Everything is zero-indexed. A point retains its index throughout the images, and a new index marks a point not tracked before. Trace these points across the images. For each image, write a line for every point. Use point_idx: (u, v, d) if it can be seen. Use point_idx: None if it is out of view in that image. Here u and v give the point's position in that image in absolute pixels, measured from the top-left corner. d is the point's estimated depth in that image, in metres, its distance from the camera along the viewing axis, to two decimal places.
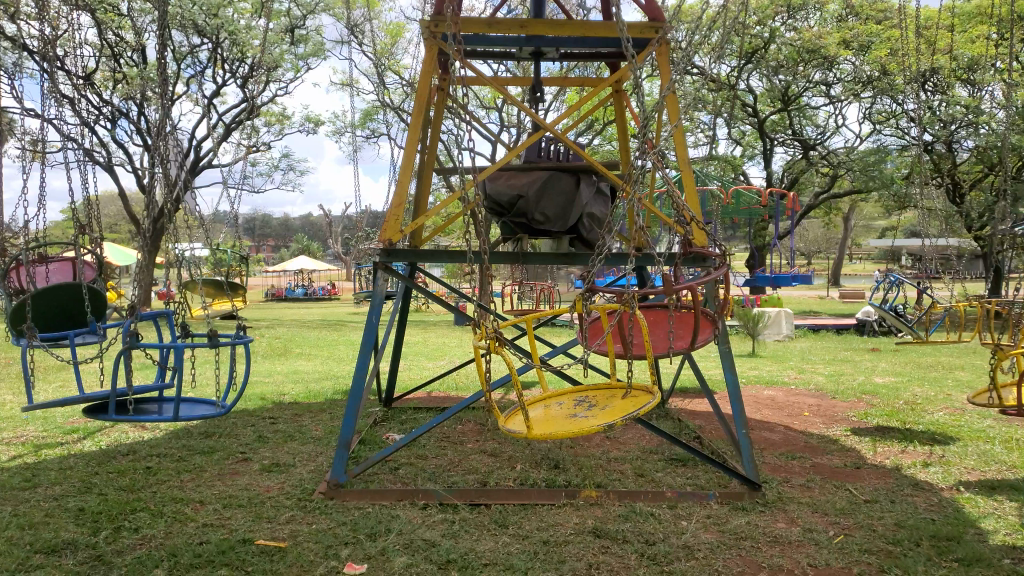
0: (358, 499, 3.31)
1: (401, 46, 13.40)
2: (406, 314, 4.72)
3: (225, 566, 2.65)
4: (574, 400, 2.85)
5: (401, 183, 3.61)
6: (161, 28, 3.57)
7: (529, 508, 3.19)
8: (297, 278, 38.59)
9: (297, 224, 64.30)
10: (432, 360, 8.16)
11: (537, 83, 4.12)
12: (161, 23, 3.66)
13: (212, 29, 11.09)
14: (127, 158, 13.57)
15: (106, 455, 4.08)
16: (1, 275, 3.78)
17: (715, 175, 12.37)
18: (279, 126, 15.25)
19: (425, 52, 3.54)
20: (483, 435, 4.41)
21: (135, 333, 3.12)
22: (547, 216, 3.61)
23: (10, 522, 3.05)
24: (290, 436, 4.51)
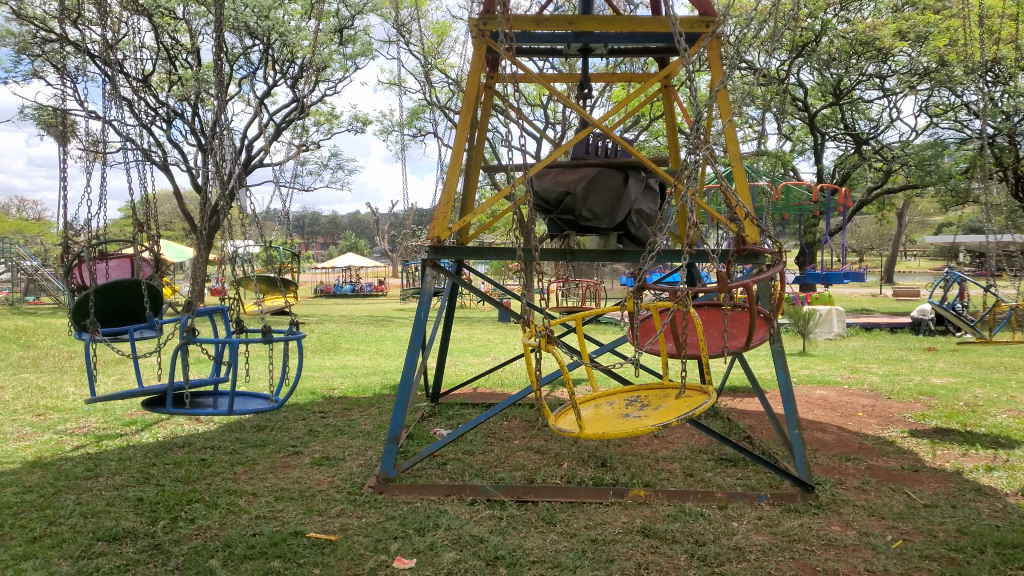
0: (407, 494, 3.34)
1: (446, 44, 13.44)
2: (453, 310, 4.71)
3: (277, 557, 2.70)
4: (626, 400, 2.81)
5: (448, 181, 3.62)
6: (217, 31, 3.66)
7: (577, 506, 3.18)
8: (344, 275, 39.11)
9: (344, 222, 65.11)
10: (478, 357, 8.20)
11: (586, 80, 4.09)
12: (217, 25, 3.74)
13: (264, 31, 11.30)
14: (182, 158, 13.92)
15: (163, 447, 4.19)
16: (65, 273, 3.91)
17: (764, 171, 12.12)
18: (328, 125, 15.46)
19: (474, 51, 3.54)
20: (530, 432, 4.40)
21: (191, 328, 3.18)
22: (595, 213, 3.57)
23: (73, 510, 3.16)
24: (340, 430, 4.58)
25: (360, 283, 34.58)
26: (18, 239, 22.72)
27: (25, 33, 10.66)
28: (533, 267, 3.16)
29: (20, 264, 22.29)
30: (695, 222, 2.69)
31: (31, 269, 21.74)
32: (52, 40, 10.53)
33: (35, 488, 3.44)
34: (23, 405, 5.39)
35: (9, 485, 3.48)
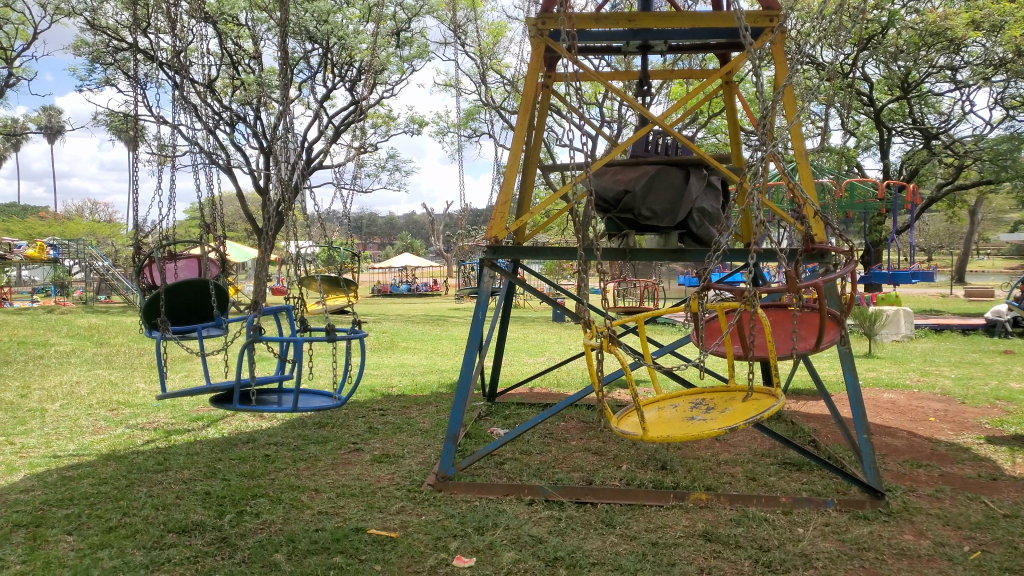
0: (466, 492, 3.36)
1: (501, 44, 13.48)
2: (510, 310, 4.70)
3: (340, 553, 2.74)
4: (690, 403, 2.76)
5: (506, 178, 3.60)
6: (281, 37, 3.77)
7: (637, 508, 3.14)
8: (401, 275, 39.60)
9: (400, 223, 66.00)
10: (533, 357, 8.20)
11: (644, 78, 4.03)
12: (281, 31, 3.86)
13: (323, 35, 11.51)
14: (245, 161, 14.31)
15: (229, 442, 4.30)
16: (137, 273, 4.05)
17: (828, 167, 11.82)
18: (385, 127, 15.67)
19: (532, 49, 3.53)
20: (587, 432, 4.38)
21: (258, 326, 3.25)
22: (655, 211, 3.52)
23: (145, 502, 3.27)
24: (400, 427, 4.63)
25: (416, 283, 34.95)
26: (91, 240, 23.69)
27: (98, 42, 11.10)
28: (595, 267, 3.14)
29: (93, 264, 23.23)
30: (759, 220, 2.64)
31: (102, 270, 22.69)
32: (124, 48, 10.95)
33: (110, 480, 3.57)
34: (98, 400, 5.61)
35: (86, 477, 3.63)
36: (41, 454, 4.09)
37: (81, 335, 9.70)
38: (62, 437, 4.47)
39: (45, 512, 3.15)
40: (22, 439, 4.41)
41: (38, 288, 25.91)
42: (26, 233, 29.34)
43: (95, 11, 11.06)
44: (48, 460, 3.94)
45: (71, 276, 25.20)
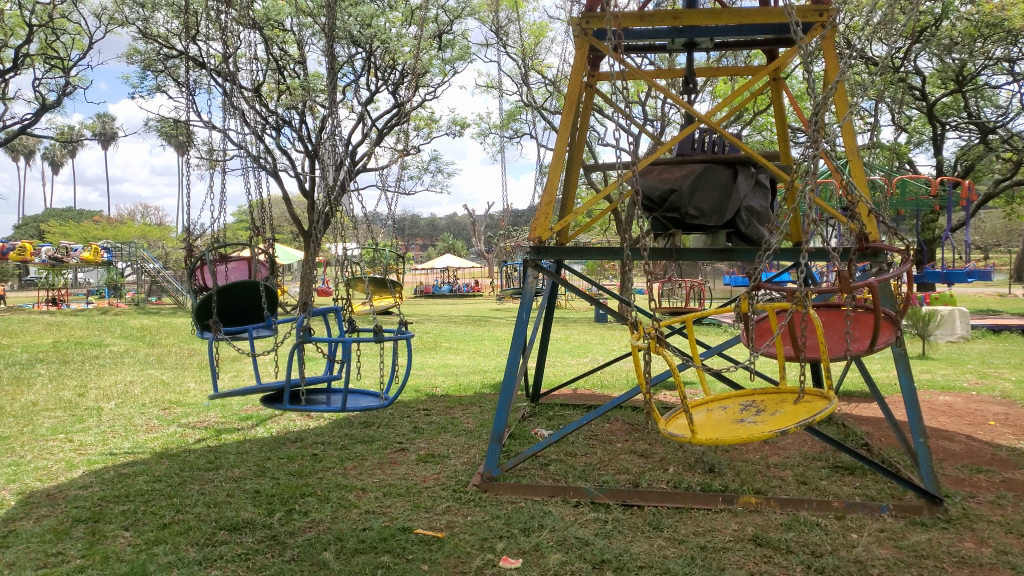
0: (511, 493, 3.36)
1: (543, 45, 13.46)
2: (553, 311, 4.68)
3: (387, 553, 2.76)
4: (740, 405, 2.72)
5: (550, 179, 3.59)
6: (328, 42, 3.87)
7: (685, 511, 3.10)
8: (444, 276, 39.86)
9: (442, 225, 66.44)
10: (576, 357, 8.16)
11: (689, 76, 3.98)
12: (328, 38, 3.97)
13: (366, 39, 11.64)
14: (290, 164, 14.57)
15: (277, 441, 4.37)
16: (190, 275, 4.14)
17: (878, 164, 11.54)
18: (427, 129, 15.77)
19: (576, 49, 3.51)
20: (633, 434, 4.34)
21: (308, 327, 3.29)
22: (703, 211, 3.47)
23: (198, 500, 3.34)
24: (444, 428, 4.65)
25: (458, 283, 35.14)
26: (143, 244, 24.33)
27: (150, 50, 11.42)
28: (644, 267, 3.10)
29: (145, 267, 23.87)
30: (810, 219, 2.58)
31: (154, 272, 23.32)
32: (175, 56, 11.21)
33: (164, 478, 3.66)
34: (151, 399, 5.75)
35: (141, 474, 3.72)
36: (98, 451, 4.21)
37: (134, 335, 9.97)
38: (118, 435, 4.58)
39: (103, 508, 3.23)
40: (80, 437, 4.54)
41: (94, 290, 26.72)
42: (82, 237, 30.33)
43: (147, 20, 11.35)
44: (105, 457, 4.05)
45: (124, 279, 25.91)
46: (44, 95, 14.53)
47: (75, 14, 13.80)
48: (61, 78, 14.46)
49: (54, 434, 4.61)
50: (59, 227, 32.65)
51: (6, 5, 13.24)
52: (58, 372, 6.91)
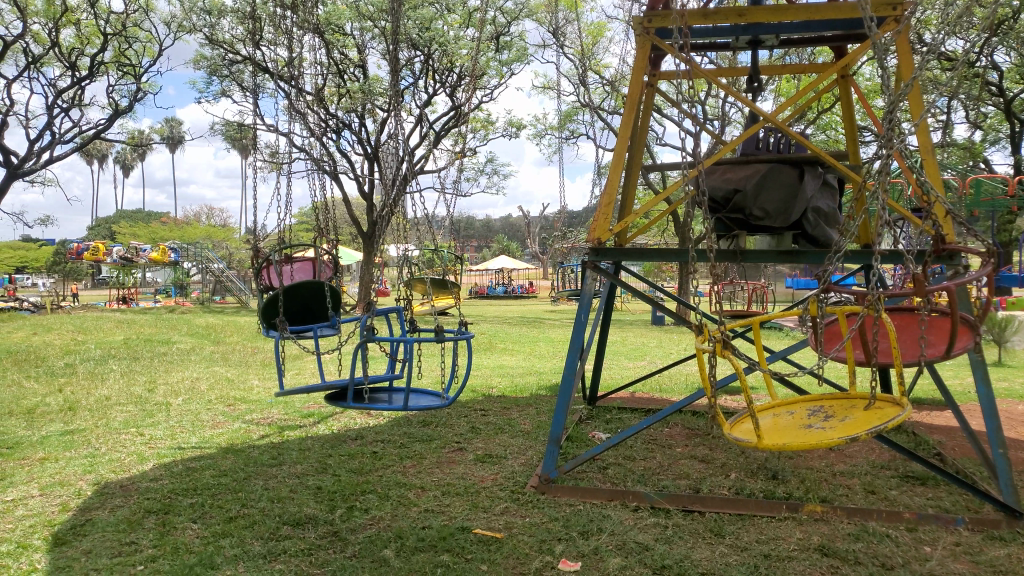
0: (569, 496, 3.33)
1: (600, 45, 13.38)
2: (611, 314, 4.63)
3: (446, 552, 2.78)
4: (807, 410, 2.65)
5: (610, 179, 3.56)
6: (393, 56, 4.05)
7: (747, 518, 3.04)
8: (499, 277, 40.03)
9: (496, 226, 66.78)
10: (633, 360, 8.10)
11: (754, 75, 3.89)
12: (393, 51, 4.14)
13: (425, 42, 11.77)
14: (349, 166, 14.84)
15: (338, 438, 4.45)
16: (257, 276, 4.24)
17: (950, 163, 11.11)
18: (484, 131, 15.86)
19: (638, 48, 3.47)
20: (694, 439, 4.28)
21: (371, 327, 3.33)
22: (768, 211, 3.39)
23: (262, 494, 3.41)
24: (501, 428, 4.66)
25: (512, 283, 35.25)
26: (208, 244, 25.09)
27: (217, 56, 11.78)
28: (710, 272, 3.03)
29: (210, 267, 24.59)
30: (883, 220, 2.47)
31: (218, 272, 24.04)
32: (240, 61, 11.55)
33: (230, 472, 3.75)
34: (216, 395, 5.92)
35: (208, 468, 3.83)
36: (167, 445, 4.35)
37: (201, 333, 10.29)
38: (185, 430, 4.73)
39: (172, 500, 3.34)
40: (150, 431, 4.70)
41: (161, 289, 27.68)
42: (151, 237, 31.50)
43: (214, 26, 11.69)
44: (173, 451, 4.18)
45: (191, 278, 26.78)
46: (116, 101, 15.10)
47: (147, 22, 14.32)
48: (133, 84, 15.00)
49: (126, 428, 4.79)
50: (130, 227, 33.91)
51: (82, 14, 13.82)
52: (129, 368, 7.18)
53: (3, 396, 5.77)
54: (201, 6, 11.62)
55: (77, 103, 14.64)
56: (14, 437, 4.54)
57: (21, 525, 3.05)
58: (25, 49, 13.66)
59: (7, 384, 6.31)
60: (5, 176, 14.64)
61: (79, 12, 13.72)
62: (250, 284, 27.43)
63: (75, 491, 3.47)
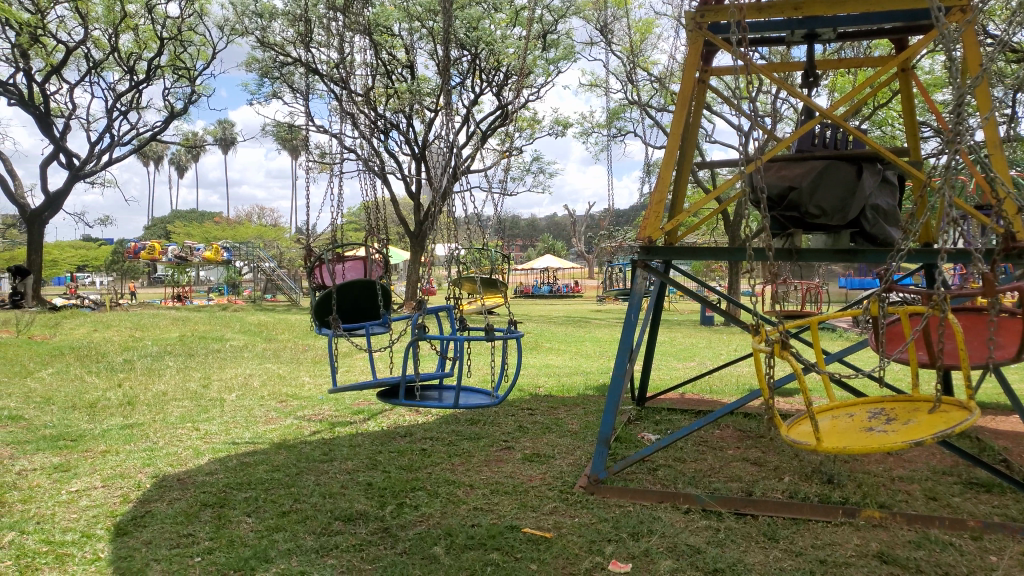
0: (619, 497, 3.30)
1: (648, 42, 13.25)
2: (660, 314, 4.57)
3: (496, 550, 2.78)
4: (868, 413, 2.57)
5: (660, 178, 3.51)
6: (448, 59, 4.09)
7: (802, 523, 2.97)
8: (545, 276, 40.03)
9: (541, 226, 66.79)
10: (682, 361, 8.00)
11: (811, 68, 3.78)
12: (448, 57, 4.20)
13: (472, 42, 11.79)
14: (397, 166, 15.00)
15: (388, 436, 4.49)
16: (309, 274, 4.30)
17: (1015, 158, 10.70)
18: (530, 130, 15.86)
19: (690, 45, 3.43)
20: (746, 442, 4.20)
21: (422, 326, 3.35)
22: (825, 209, 3.30)
23: (314, 490, 3.46)
24: (549, 428, 4.65)
25: (557, 283, 35.22)
26: (259, 244, 25.62)
27: (268, 59, 12.04)
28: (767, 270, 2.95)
29: (261, 265, 25.09)
30: (948, 218, 2.39)
31: (268, 270, 24.56)
32: (290, 63, 11.77)
33: (282, 468, 3.82)
34: (268, 391, 6.03)
35: (262, 463, 3.90)
36: (221, 440, 4.44)
37: (253, 330, 10.51)
38: (239, 425, 4.83)
39: (227, 494, 3.41)
40: (205, 426, 4.81)
41: (214, 287, 28.37)
42: (205, 236, 32.35)
43: (265, 29, 11.92)
44: (228, 446, 4.27)
45: (242, 277, 27.38)
46: (172, 104, 15.52)
47: (201, 27, 14.68)
48: (187, 87, 15.39)
49: (183, 422, 4.91)
50: (185, 227, 34.79)
51: (140, 20, 14.24)
52: (184, 364, 7.36)
53: (67, 391, 5.97)
54: (253, 10, 11.87)
55: (134, 106, 15.09)
56: (78, 430, 4.70)
57: (85, 516, 3.15)
58: (87, 54, 14.14)
59: (70, 378, 6.54)
60: (67, 178, 15.18)
61: (137, 18, 14.14)
62: (300, 282, 27.91)
63: (135, 483, 3.57)
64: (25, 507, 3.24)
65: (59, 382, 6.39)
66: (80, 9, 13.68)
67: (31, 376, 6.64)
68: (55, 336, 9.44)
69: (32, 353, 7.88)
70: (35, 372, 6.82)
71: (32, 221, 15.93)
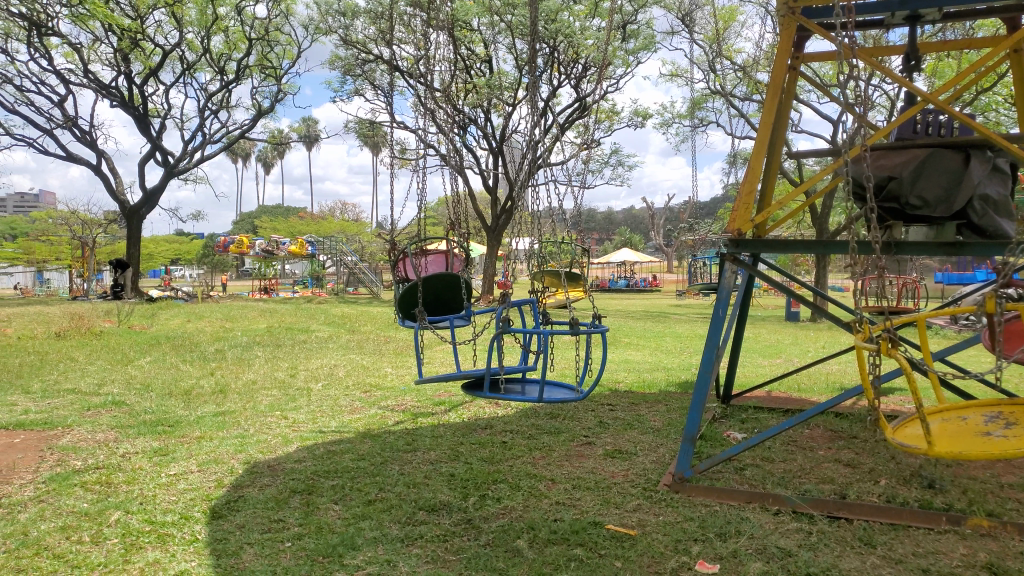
0: (705, 496, 3.22)
1: (732, 29, 12.91)
2: (747, 310, 4.44)
3: (580, 545, 2.75)
4: (983, 416, 2.42)
5: (749, 171, 3.40)
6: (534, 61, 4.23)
7: (901, 529, 2.83)
8: (623, 269, 39.72)
9: (618, 219, 66.14)
10: (767, 358, 7.78)
11: (913, 52, 3.59)
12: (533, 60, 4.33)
13: (551, 34, 11.75)
14: (475, 160, 15.12)
15: (469, 427, 4.52)
16: (392, 268, 4.38)
17: None
18: (609, 122, 15.70)
19: (781, 30, 3.30)
20: (838, 442, 4.05)
21: (507, 319, 3.34)
22: (927, 200, 3.13)
23: (398, 480, 3.51)
24: (631, 424, 4.59)
25: (633, 276, 34.89)
26: (342, 238, 26.26)
27: (352, 57, 12.34)
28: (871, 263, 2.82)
29: (344, 259, 25.73)
30: None
31: (351, 264, 25.19)
32: (372, 60, 12.03)
33: (367, 456, 3.90)
34: (353, 382, 6.18)
35: (348, 452, 3.99)
36: (309, 429, 4.57)
37: (337, 322, 10.80)
38: (326, 414, 4.97)
39: (315, 481, 3.50)
40: (293, 414, 4.96)
41: (298, 280, 29.24)
42: (291, 231, 33.44)
43: (348, 27, 12.20)
44: (315, 434, 4.39)
45: (326, 270, 28.13)
46: (259, 103, 16.07)
47: (287, 27, 15.12)
48: (274, 86, 15.90)
49: (271, 411, 5.07)
50: (271, 222, 35.98)
51: (231, 22, 14.78)
52: (272, 354, 7.61)
53: (165, 378, 6.26)
54: (336, 8, 12.16)
55: (224, 105, 15.69)
56: (175, 416, 4.92)
57: (183, 498, 3.28)
58: (181, 56, 14.78)
59: (167, 366, 6.86)
60: (163, 175, 15.92)
61: (227, 20, 14.68)
62: (381, 275, 28.48)
63: (229, 469, 3.70)
64: (128, 488, 3.41)
65: (157, 369, 6.71)
66: (176, 13, 14.33)
67: (131, 364, 6.99)
68: (153, 326, 9.93)
69: (132, 342, 8.31)
70: (134, 359, 7.18)
71: (130, 217, 16.79)
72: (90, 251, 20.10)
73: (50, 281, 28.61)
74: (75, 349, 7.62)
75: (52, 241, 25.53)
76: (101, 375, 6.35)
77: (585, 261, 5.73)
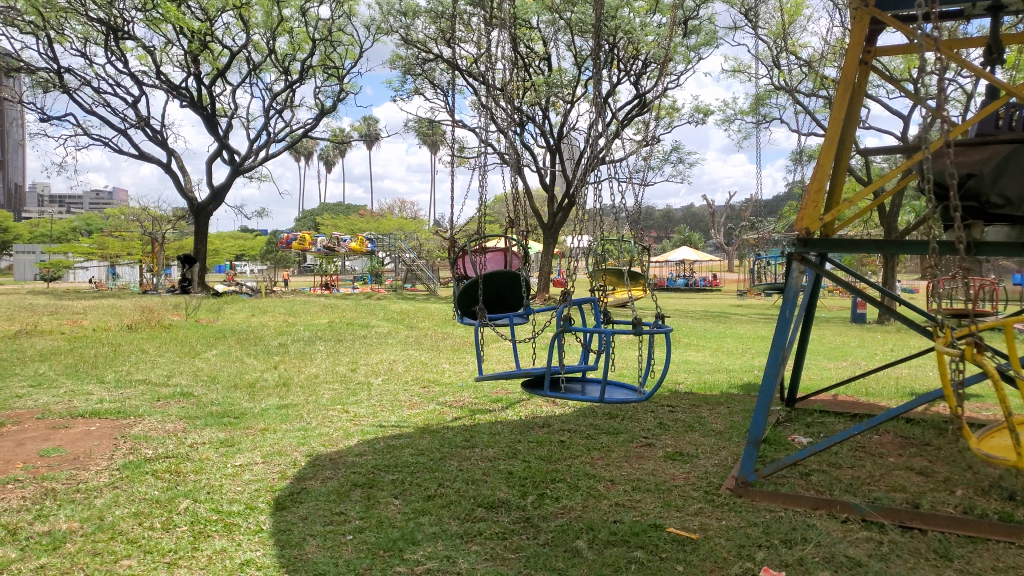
0: (769, 501, 3.15)
1: (798, 23, 12.59)
2: (814, 310, 4.32)
3: (640, 548, 2.72)
4: None
5: (819, 167, 3.29)
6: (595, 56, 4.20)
7: (979, 542, 2.71)
8: (681, 268, 39.14)
9: (676, 218, 65.22)
10: (833, 361, 7.55)
11: (995, 45, 3.42)
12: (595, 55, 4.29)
13: (610, 31, 11.67)
14: (533, 158, 15.13)
15: (526, 426, 4.51)
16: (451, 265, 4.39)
17: None
18: (669, 119, 15.49)
19: (854, 22, 3.19)
20: (910, 450, 3.90)
21: (567, 318, 3.32)
22: (1009, 198, 2.98)
23: (457, 476, 3.53)
24: (691, 426, 4.51)
25: (692, 276, 34.37)
26: (401, 235, 26.54)
27: (412, 56, 12.48)
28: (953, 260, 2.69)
29: (403, 256, 25.99)
30: None
31: (410, 261, 25.43)
32: (431, 59, 12.15)
33: (426, 452, 3.93)
34: (412, 377, 6.23)
35: (407, 447, 4.03)
36: (369, 423, 4.63)
37: (396, 318, 10.94)
38: (386, 409, 5.03)
39: (376, 475, 3.54)
40: (354, 409, 5.03)
41: (358, 277, 29.68)
42: (351, 228, 33.99)
43: (409, 27, 12.34)
44: (375, 429, 4.45)
45: (384, 267, 28.49)
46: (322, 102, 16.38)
47: (349, 27, 15.37)
48: (336, 85, 16.19)
49: (333, 405, 5.16)
50: (332, 220, 36.64)
51: (295, 23, 15.09)
52: (333, 349, 7.73)
53: (230, 371, 6.43)
54: (397, 9, 12.30)
55: (289, 105, 16.04)
56: (240, 408, 5.04)
57: (248, 489, 3.36)
58: (247, 57, 15.16)
59: (232, 359, 7.05)
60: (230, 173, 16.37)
61: (292, 22, 14.98)
62: (438, 272, 28.67)
63: (292, 461, 3.78)
64: (196, 477, 3.51)
65: (223, 362, 6.89)
66: (243, 16, 14.72)
67: (198, 356, 7.19)
68: (219, 320, 10.20)
69: (199, 335, 8.55)
70: (201, 352, 7.39)
71: (198, 213, 17.31)
72: (160, 247, 20.80)
73: (122, 276, 29.67)
74: (146, 341, 7.89)
75: (125, 237, 26.44)
76: (170, 366, 6.56)
77: (645, 259, 5.65)
